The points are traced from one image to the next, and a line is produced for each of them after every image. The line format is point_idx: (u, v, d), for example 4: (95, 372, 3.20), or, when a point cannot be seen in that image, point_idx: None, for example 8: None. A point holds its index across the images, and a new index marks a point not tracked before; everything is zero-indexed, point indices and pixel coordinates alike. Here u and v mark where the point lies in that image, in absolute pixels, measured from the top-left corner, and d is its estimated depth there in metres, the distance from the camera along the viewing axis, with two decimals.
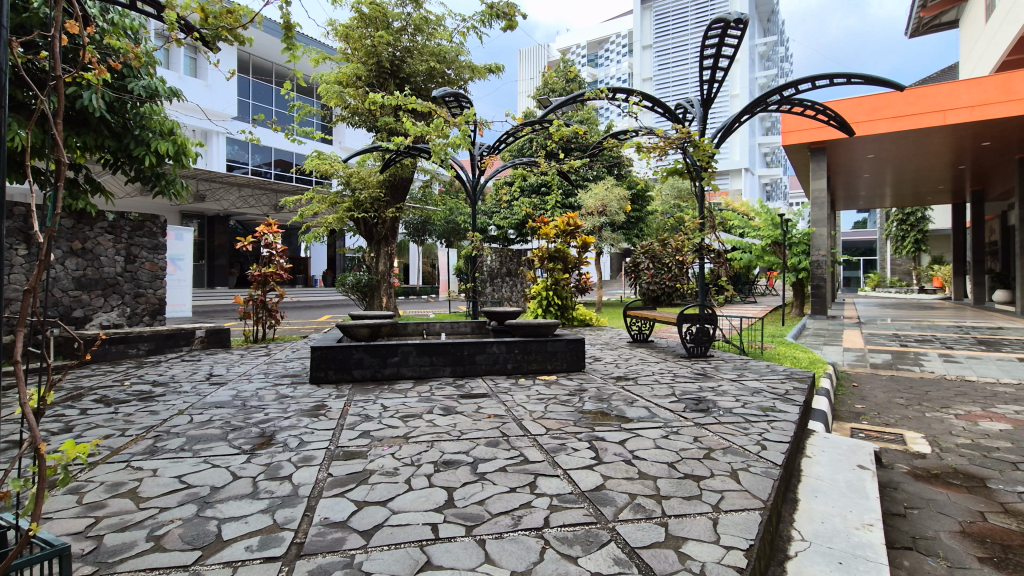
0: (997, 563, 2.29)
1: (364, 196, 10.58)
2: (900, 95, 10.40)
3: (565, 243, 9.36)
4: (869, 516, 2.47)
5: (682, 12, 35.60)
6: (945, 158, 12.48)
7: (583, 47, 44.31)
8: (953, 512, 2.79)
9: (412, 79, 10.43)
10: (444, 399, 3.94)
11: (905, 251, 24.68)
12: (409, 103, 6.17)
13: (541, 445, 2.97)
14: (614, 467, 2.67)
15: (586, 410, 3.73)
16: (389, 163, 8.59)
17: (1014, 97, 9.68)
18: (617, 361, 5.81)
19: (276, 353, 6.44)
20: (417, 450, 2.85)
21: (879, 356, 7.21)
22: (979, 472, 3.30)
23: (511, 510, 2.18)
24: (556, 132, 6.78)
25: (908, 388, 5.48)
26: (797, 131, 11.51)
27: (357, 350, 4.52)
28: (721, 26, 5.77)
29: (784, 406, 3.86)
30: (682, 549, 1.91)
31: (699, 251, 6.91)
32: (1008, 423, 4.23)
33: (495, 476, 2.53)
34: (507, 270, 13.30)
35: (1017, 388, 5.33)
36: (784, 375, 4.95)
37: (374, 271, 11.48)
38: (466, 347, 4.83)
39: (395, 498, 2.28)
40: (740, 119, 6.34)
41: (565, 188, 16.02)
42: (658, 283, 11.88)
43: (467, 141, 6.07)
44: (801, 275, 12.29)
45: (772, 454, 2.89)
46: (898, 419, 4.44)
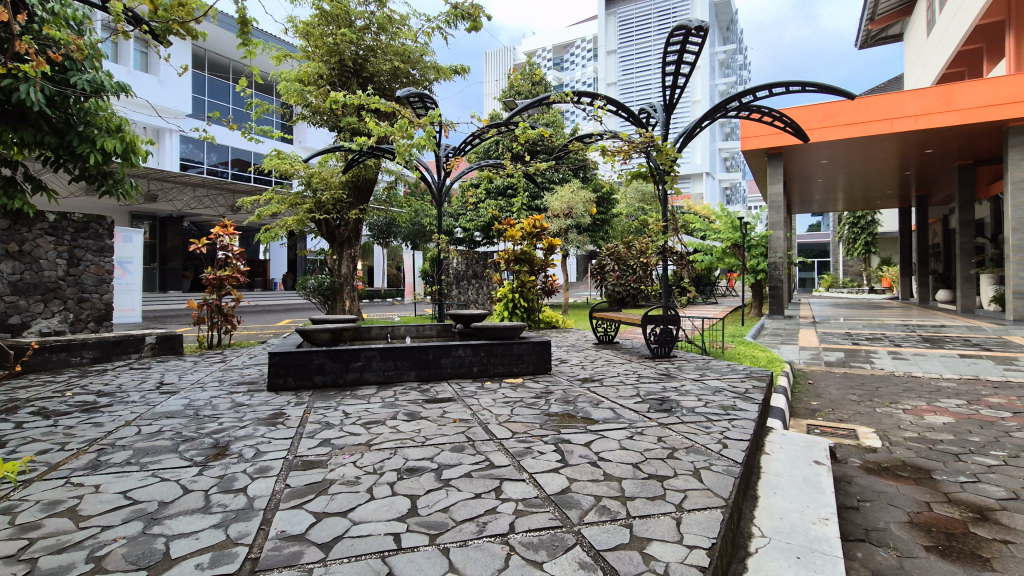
0: (941, 551, 2.39)
1: (325, 197, 10.34)
2: (852, 103, 10.89)
3: (531, 245, 9.37)
4: (825, 510, 2.54)
5: (645, 19, 36.35)
6: (893, 163, 13.09)
7: (549, 50, 44.79)
8: (902, 503, 2.91)
9: (376, 78, 10.28)
10: (408, 405, 3.87)
11: (856, 253, 25.77)
12: (373, 103, 5.99)
13: (506, 449, 2.94)
14: (580, 470, 2.67)
15: (552, 412, 3.72)
16: (350, 163, 8.40)
17: (955, 107, 10.23)
18: (583, 363, 5.84)
19: (232, 359, 6.21)
20: (379, 458, 2.78)
21: (834, 354, 7.49)
22: (926, 464, 3.45)
23: (476, 516, 2.15)
24: (523, 134, 6.74)
25: (861, 385, 5.70)
26: (755, 136, 11.89)
27: (317, 356, 4.39)
28: (682, 33, 5.89)
29: (744, 404, 3.96)
30: (647, 550, 1.92)
31: (662, 254, 7.00)
32: (951, 417, 4.45)
33: (460, 482, 2.48)
34: (473, 272, 13.19)
35: (959, 383, 5.63)
36: (744, 375, 5.07)
37: (337, 274, 11.24)
38: (431, 350, 4.76)
39: (356, 509, 2.21)
40: (701, 125, 6.47)
41: (531, 191, 16.07)
42: (624, 285, 11.99)
43: (432, 142, 5.99)
44: (760, 276, 12.69)
45: (733, 452, 2.95)
46: (851, 415, 4.62)
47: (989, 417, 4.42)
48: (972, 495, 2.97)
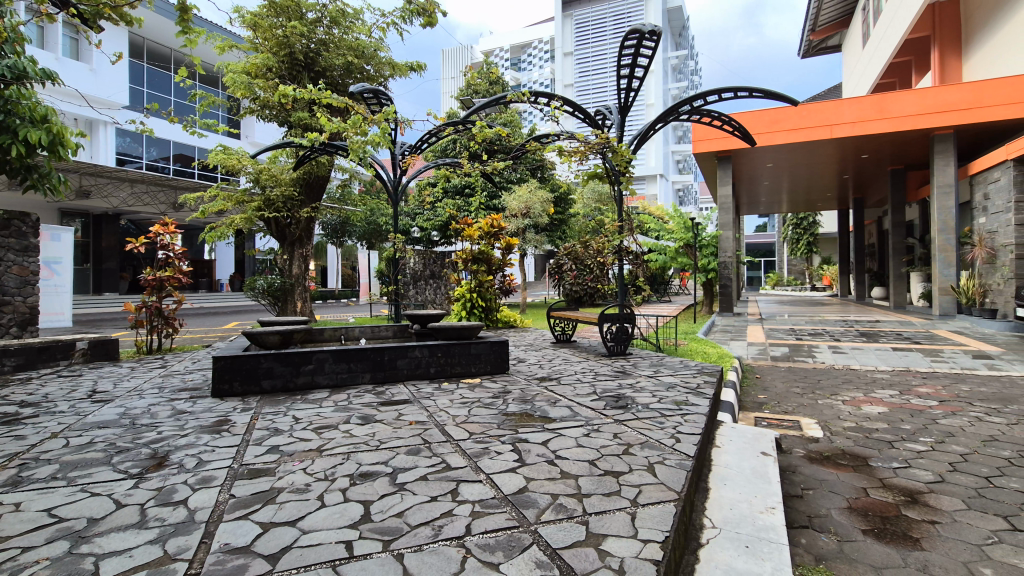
0: (877, 534, 2.53)
1: (275, 195, 10.00)
2: (795, 110, 11.43)
3: (488, 245, 9.33)
4: (772, 500, 2.64)
5: (601, 23, 37.01)
6: (832, 167, 13.82)
7: (506, 50, 44.87)
8: (842, 490, 3.06)
9: (328, 72, 10.00)
10: (362, 408, 3.78)
11: (800, 252, 27.05)
12: (324, 98, 5.78)
13: (463, 451, 2.90)
14: (537, 468, 2.66)
15: (510, 412, 3.71)
16: (301, 160, 8.15)
17: (887, 115, 10.88)
18: (541, 362, 5.86)
19: (173, 365, 5.89)
20: (332, 463, 2.70)
21: (779, 349, 7.83)
22: (864, 451, 3.65)
23: (432, 520, 2.11)
24: (479, 133, 6.70)
25: (804, 378, 5.98)
26: (706, 140, 12.28)
27: (266, 359, 4.22)
28: (637, 37, 5.97)
29: (696, 399, 4.07)
30: (602, 546, 1.93)
31: (618, 254, 7.11)
32: (885, 406, 4.73)
33: (415, 485, 2.44)
34: (430, 272, 13.01)
35: (892, 375, 5.99)
36: (696, 370, 5.22)
37: (288, 275, 10.86)
38: (386, 352, 4.67)
39: (306, 517, 2.13)
40: (654, 127, 6.60)
41: (488, 190, 16.05)
42: (581, 284, 12.06)
43: (387, 140, 5.85)
44: (711, 275, 13.18)
45: (686, 446, 3.02)
46: (795, 407, 4.83)
47: (918, 405, 4.73)
48: (904, 480, 3.16)
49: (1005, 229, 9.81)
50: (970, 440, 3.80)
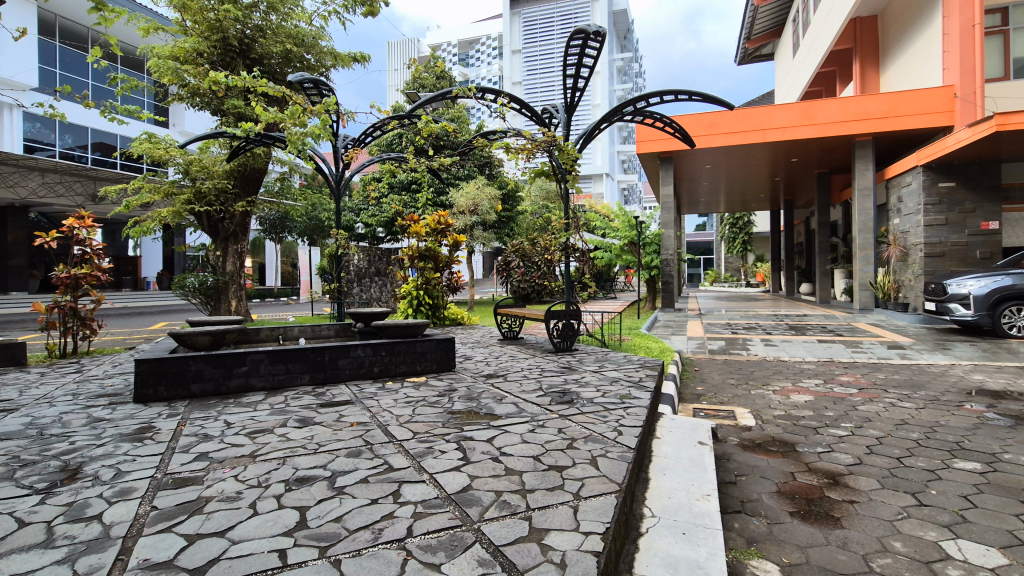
0: (803, 516, 2.68)
1: (206, 186, 9.50)
2: (730, 114, 11.97)
3: (435, 242, 9.21)
4: (707, 487, 2.76)
5: (548, 22, 37.36)
6: (765, 170, 14.56)
7: (454, 45, 44.53)
8: (772, 474, 3.23)
9: (265, 60, 9.58)
10: (300, 410, 3.64)
11: (735, 250, 28.41)
12: (259, 86, 5.46)
13: (406, 451, 2.85)
14: (481, 466, 2.65)
15: (456, 410, 3.68)
16: (235, 152, 7.78)
17: (814, 121, 11.58)
18: (487, 359, 5.85)
19: (91, 369, 5.46)
20: (266, 469, 2.58)
21: (716, 343, 8.20)
22: (791, 438, 3.87)
23: (372, 523, 2.06)
24: (424, 128, 6.57)
25: (739, 370, 6.28)
26: (648, 141, 12.65)
27: (195, 362, 3.98)
28: (581, 37, 6.04)
29: (638, 393, 4.18)
30: (545, 540, 1.95)
31: (565, 251, 7.18)
32: (811, 395, 5.04)
33: (355, 489, 2.37)
34: (376, 270, 12.73)
35: (818, 365, 6.40)
36: (639, 365, 5.38)
37: (221, 272, 10.33)
38: (327, 351, 4.52)
39: (236, 526, 2.02)
40: (600, 127, 6.71)
41: (435, 186, 15.89)
42: (528, 282, 12.10)
43: (328, 132, 5.61)
44: (653, 271, 13.62)
45: (627, 438, 3.10)
46: (731, 398, 5.07)
47: (840, 393, 5.06)
48: (827, 463, 3.37)
49: (915, 229, 10.67)
50: (885, 424, 4.11)
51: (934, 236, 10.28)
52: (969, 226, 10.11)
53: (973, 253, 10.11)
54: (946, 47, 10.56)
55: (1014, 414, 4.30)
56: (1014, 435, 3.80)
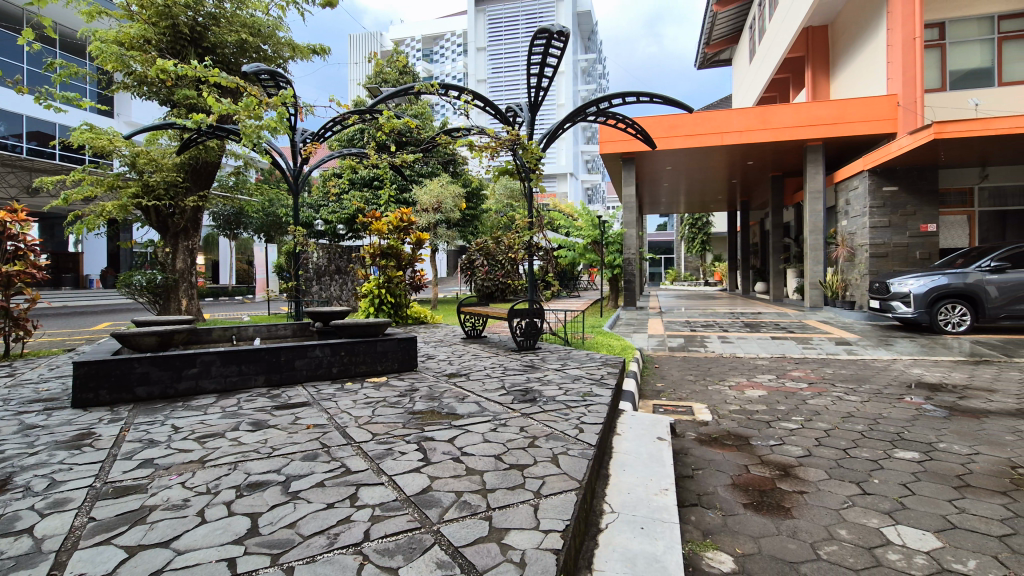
0: (756, 507, 2.77)
1: (154, 180, 9.07)
2: (689, 117, 12.27)
3: (398, 240, 9.08)
4: (665, 482, 2.81)
5: (512, 21, 37.41)
6: (723, 172, 14.99)
7: (418, 41, 43.98)
8: (727, 468, 3.32)
9: (218, 49, 9.22)
10: (254, 413, 3.52)
11: (695, 250, 29.17)
12: (211, 76, 5.23)
13: (365, 453, 2.79)
14: (442, 467, 2.62)
15: (417, 410, 3.63)
16: (186, 144, 7.46)
17: (769, 126, 12.00)
18: (450, 358, 5.81)
19: (24, 373, 5.11)
20: (215, 475, 2.48)
21: (676, 340, 8.40)
22: (745, 432, 3.99)
23: (328, 528, 2.00)
24: (386, 124, 6.45)
25: (697, 366, 6.44)
26: (611, 141, 12.82)
27: (140, 363, 3.79)
28: (545, 37, 6.06)
29: (600, 390, 4.23)
30: (504, 540, 1.94)
31: (528, 249, 7.19)
32: (764, 390, 5.22)
33: (311, 493, 2.30)
34: (336, 268, 12.44)
35: (771, 361, 6.65)
36: (600, 363, 5.46)
37: (170, 269, 9.89)
38: (283, 352, 4.38)
39: (182, 536, 1.93)
40: (564, 127, 6.75)
41: (398, 183, 15.68)
42: (492, 281, 12.08)
43: (285, 125, 5.43)
44: (616, 270, 13.83)
45: (588, 436, 3.14)
46: (689, 394, 5.20)
47: (791, 388, 5.27)
48: (779, 455, 3.49)
49: (861, 231, 11.20)
50: (832, 417, 4.30)
51: (878, 238, 10.82)
52: (909, 228, 10.69)
53: (914, 254, 10.69)
54: (890, 58, 11.10)
55: (949, 405, 4.58)
56: (948, 425, 4.04)
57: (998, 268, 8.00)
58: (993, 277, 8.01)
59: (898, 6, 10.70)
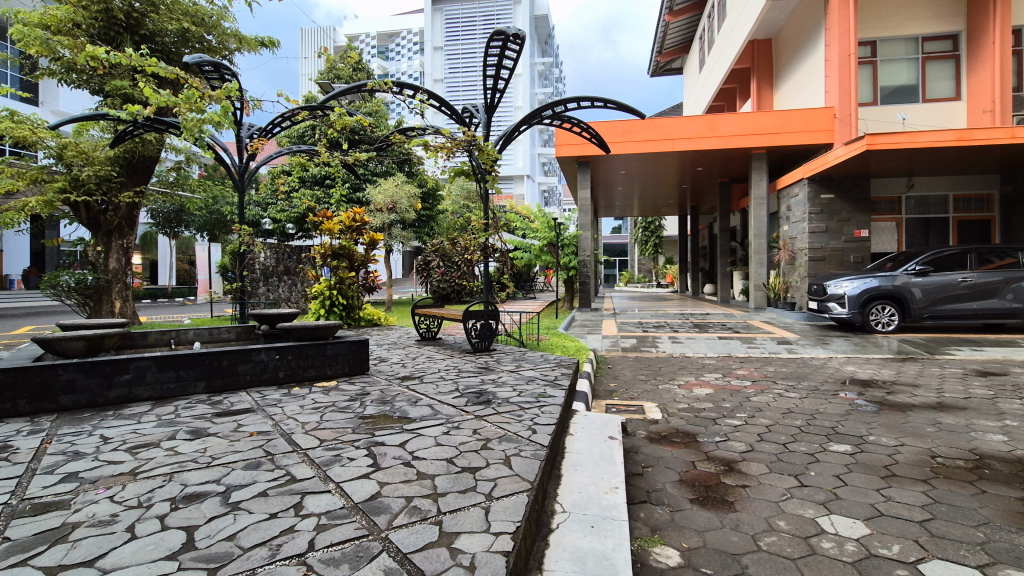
0: (701, 502, 2.86)
1: (84, 174, 8.53)
2: (643, 123, 12.62)
3: (351, 240, 8.89)
4: (615, 480, 2.87)
5: (470, 21, 37.38)
6: (674, 177, 15.44)
7: (373, 37, 43.19)
8: (675, 465, 3.42)
9: (157, 37, 8.78)
10: (192, 421, 3.35)
11: (648, 252, 29.97)
12: (148, 65, 4.95)
13: (312, 460, 2.71)
14: (392, 472, 2.58)
15: (367, 414, 3.55)
16: (120, 136, 7.07)
17: (717, 134, 12.48)
18: (403, 361, 5.71)
19: None
20: (148, 488, 2.34)
21: (629, 341, 8.59)
22: (693, 429, 4.12)
23: (270, 539, 1.93)
24: (338, 120, 6.28)
25: (648, 366, 6.62)
26: (567, 145, 12.99)
27: (65, 370, 3.53)
28: (501, 39, 6.07)
29: (553, 391, 4.27)
30: (454, 544, 1.93)
31: (484, 251, 7.17)
32: (711, 388, 5.42)
33: (253, 503, 2.21)
34: (285, 268, 12.06)
35: (718, 360, 6.90)
36: (555, 363, 5.52)
37: (101, 269, 9.30)
38: (225, 356, 4.20)
39: (109, 554, 1.81)
40: (519, 129, 6.78)
41: (351, 182, 15.36)
42: (448, 282, 12.02)
43: (230, 120, 5.18)
44: (572, 272, 14.03)
45: (541, 436, 3.16)
46: (640, 393, 5.34)
47: (736, 385, 5.49)
48: (724, 451, 3.63)
49: (801, 236, 11.79)
50: (773, 413, 4.51)
51: (817, 242, 11.43)
52: (844, 233, 11.35)
53: (848, 257, 11.34)
54: (828, 73, 11.72)
55: (878, 400, 4.89)
56: (878, 419, 4.31)
57: (922, 271, 8.56)
58: (918, 280, 8.57)
59: (835, 24, 11.34)
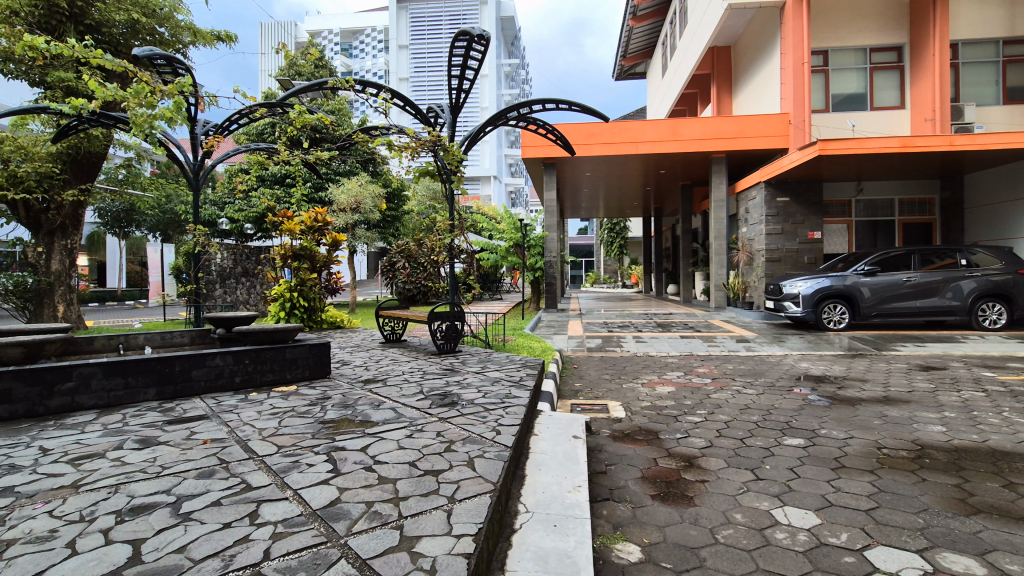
0: (662, 498, 2.93)
1: (23, 169, 8.08)
2: (607, 126, 12.82)
3: (313, 241, 8.70)
4: (578, 479, 2.90)
5: (437, 20, 37.17)
6: (638, 179, 15.71)
7: (336, 34, 42.37)
8: (637, 462, 3.48)
9: (105, 28, 8.41)
10: (141, 429, 3.21)
11: (613, 253, 30.41)
12: (93, 56, 4.72)
13: (269, 467, 2.64)
14: (353, 477, 2.53)
15: (328, 419, 3.49)
16: (64, 131, 6.74)
17: (678, 138, 12.78)
18: (367, 364, 5.63)
19: None
20: (92, 501, 2.23)
21: (594, 340, 8.70)
22: (655, 427, 4.21)
23: (222, 550, 1.87)
24: (297, 118, 6.13)
25: (612, 366, 6.72)
26: (533, 146, 13.07)
27: (1, 379, 3.33)
28: (466, 39, 6.04)
29: (518, 392, 4.28)
30: (415, 548, 1.91)
31: (450, 252, 7.14)
32: (673, 386, 5.56)
33: (205, 513, 2.14)
34: (243, 269, 11.72)
35: (680, 359, 7.07)
36: (520, 364, 5.54)
37: (42, 271, 8.81)
38: (177, 362, 4.04)
39: (47, 571, 1.72)
40: (484, 130, 6.77)
41: (313, 181, 15.04)
42: (413, 283, 11.91)
43: (183, 116, 4.99)
44: (538, 273, 14.10)
45: (505, 437, 3.16)
46: (604, 392, 5.42)
47: (696, 383, 5.63)
48: (684, 447, 3.72)
49: (759, 237, 12.19)
50: (732, 409, 4.65)
51: (773, 244, 11.83)
52: (799, 235, 11.80)
53: (803, 258, 11.79)
54: (783, 80, 12.16)
55: (830, 395, 5.10)
56: (829, 413, 4.50)
57: (870, 271, 8.98)
58: (867, 279, 8.99)
59: (789, 33, 11.79)
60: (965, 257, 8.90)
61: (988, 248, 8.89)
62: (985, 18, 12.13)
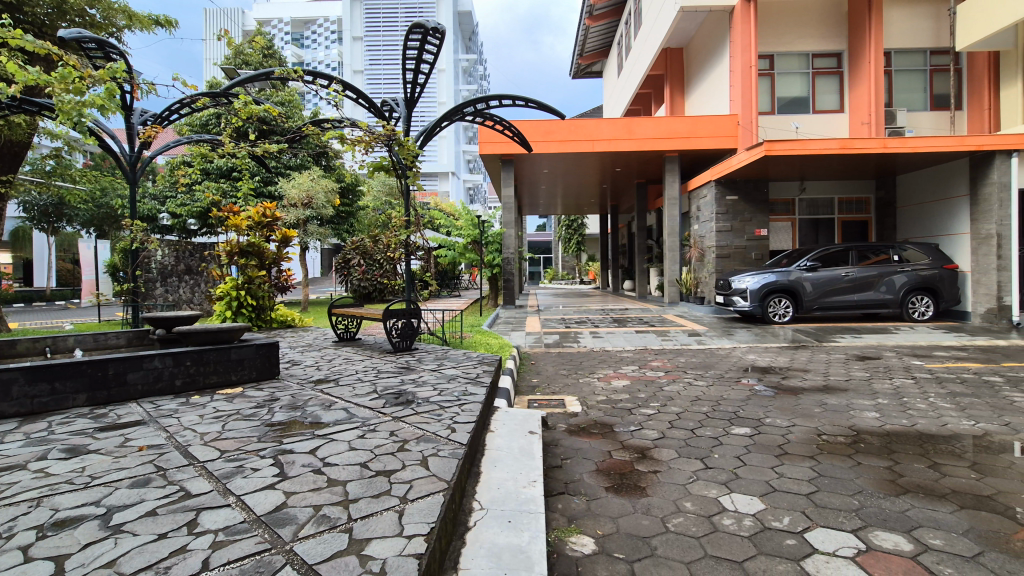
0: (616, 489, 2.98)
1: None
2: (564, 124, 12.93)
3: (261, 237, 8.40)
4: (533, 474, 2.92)
5: (392, 12, 36.52)
6: (595, 176, 15.90)
7: (286, 23, 40.92)
8: (592, 455, 3.53)
9: (26, 8, 7.83)
10: (68, 438, 3.01)
11: (571, 250, 30.76)
12: (11, 37, 4.37)
13: (211, 473, 2.52)
14: (301, 481, 2.46)
15: (275, 421, 3.37)
16: None
17: (633, 136, 13.01)
18: (319, 364, 5.47)
19: None
20: (9, 516, 2.07)
21: (551, 336, 8.77)
22: (609, 420, 4.28)
23: (156, 562, 1.77)
24: (242, 109, 5.86)
25: (569, 361, 6.79)
26: (491, 142, 13.04)
27: None
28: (421, 32, 5.93)
29: (474, 389, 4.25)
30: (364, 551, 1.87)
31: (406, 249, 7.03)
32: (628, 380, 5.67)
33: (139, 524, 2.02)
34: (186, 267, 11.19)
35: (634, 353, 7.22)
36: (477, 361, 5.51)
37: None
38: (111, 365, 3.80)
39: None
40: (439, 125, 6.69)
41: (262, 176, 14.51)
42: (368, 280, 11.70)
43: (116, 105, 4.68)
44: (495, 269, 14.07)
45: (460, 435, 3.14)
46: (561, 387, 5.46)
47: (650, 376, 5.77)
48: (637, 440, 3.79)
49: (709, 234, 12.58)
50: (683, 401, 4.79)
51: (723, 241, 12.24)
52: (746, 232, 12.26)
53: (750, 254, 12.25)
54: (732, 82, 12.57)
55: (775, 385, 5.33)
56: (774, 402, 4.70)
57: (812, 267, 9.44)
58: (809, 275, 9.43)
59: (738, 37, 12.21)
60: (897, 253, 9.47)
61: (917, 245, 9.50)
62: (916, 28, 12.91)
